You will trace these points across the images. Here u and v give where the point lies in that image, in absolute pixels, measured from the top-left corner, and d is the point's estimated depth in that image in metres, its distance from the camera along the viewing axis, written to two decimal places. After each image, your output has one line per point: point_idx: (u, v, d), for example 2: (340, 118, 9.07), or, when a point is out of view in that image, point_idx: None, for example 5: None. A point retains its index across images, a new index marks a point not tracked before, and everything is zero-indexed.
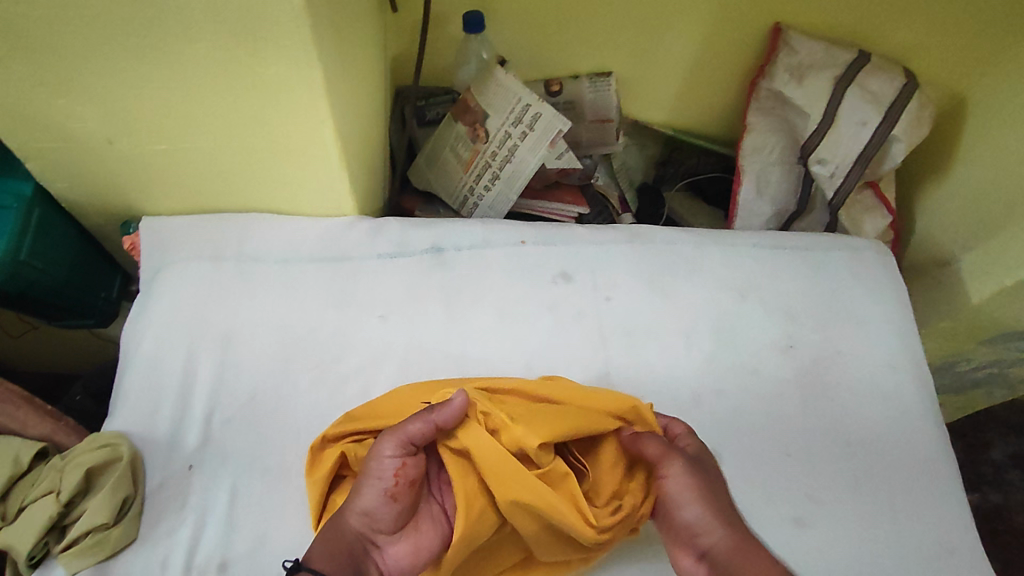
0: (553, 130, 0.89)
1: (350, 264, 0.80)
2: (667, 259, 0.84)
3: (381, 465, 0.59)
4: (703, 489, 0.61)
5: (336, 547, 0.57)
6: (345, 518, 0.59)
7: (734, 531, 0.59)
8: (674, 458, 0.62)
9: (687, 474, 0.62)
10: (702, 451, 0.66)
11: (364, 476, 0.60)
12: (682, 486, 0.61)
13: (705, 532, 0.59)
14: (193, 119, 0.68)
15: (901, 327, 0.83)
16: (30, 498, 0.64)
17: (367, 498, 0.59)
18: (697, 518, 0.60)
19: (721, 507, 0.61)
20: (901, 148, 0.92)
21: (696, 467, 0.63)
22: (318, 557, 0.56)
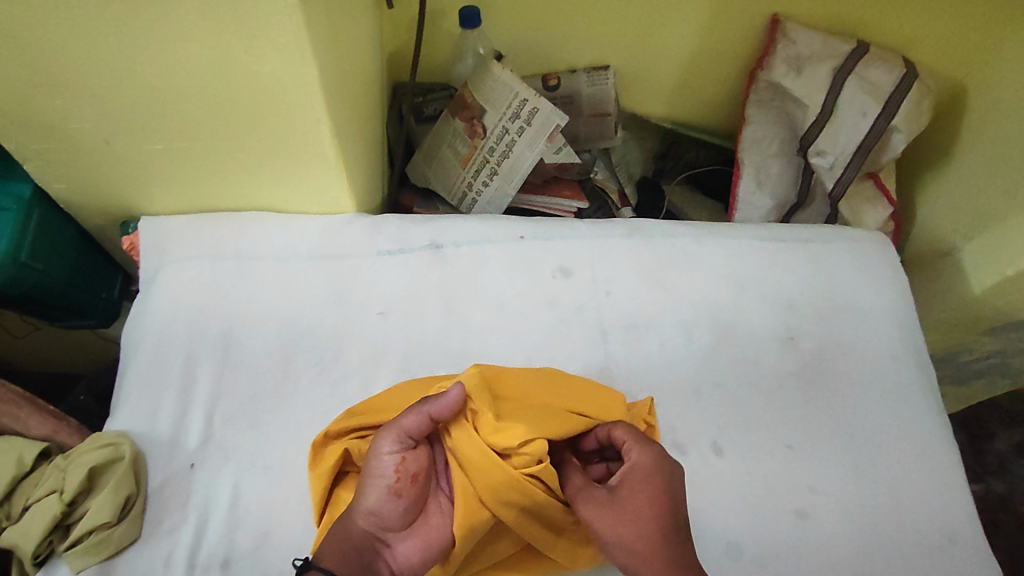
0: (550, 125, 0.88)
1: (349, 261, 0.80)
2: (666, 252, 0.84)
3: (381, 462, 0.59)
4: (614, 520, 0.58)
5: (343, 550, 0.57)
6: (351, 519, 0.59)
7: (655, 559, 0.56)
8: (584, 499, 0.60)
9: (596, 512, 0.59)
10: (639, 469, 0.59)
11: (366, 475, 0.59)
12: (595, 525, 0.59)
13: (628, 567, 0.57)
14: (190, 118, 0.68)
15: (901, 318, 0.82)
16: (33, 498, 0.65)
17: (371, 497, 0.58)
18: (616, 557, 0.58)
19: (637, 535, 0.57)
20: (900, 138, 0.91)
21: (611, 498, 0.60)
22: (326, 557, 0.57)
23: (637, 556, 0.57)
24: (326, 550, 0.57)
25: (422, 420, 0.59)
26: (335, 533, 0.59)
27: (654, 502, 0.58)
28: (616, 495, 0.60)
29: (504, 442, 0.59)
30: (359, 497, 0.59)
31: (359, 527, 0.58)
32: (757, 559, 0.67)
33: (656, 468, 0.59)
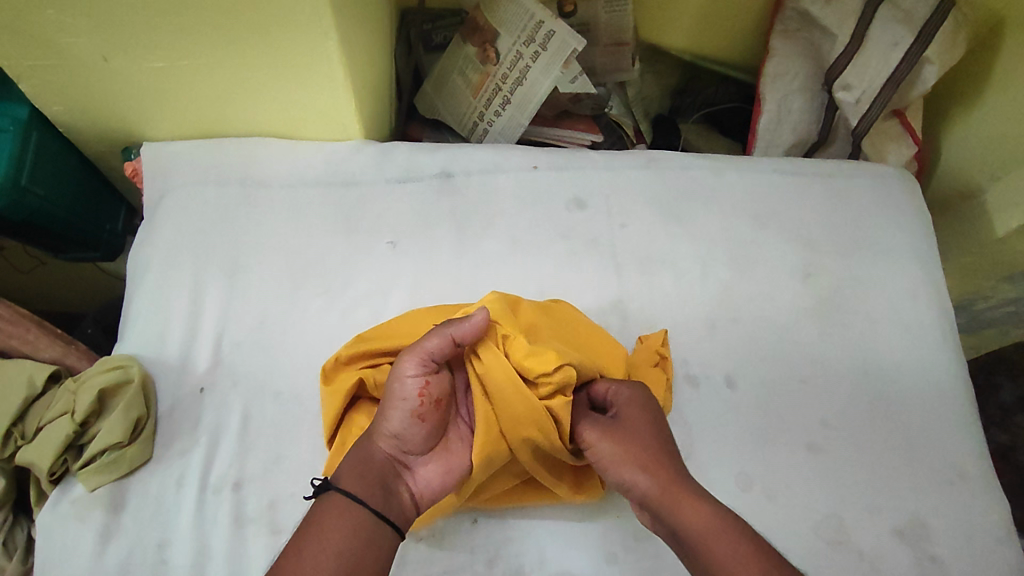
0: (566, 50, 0.85)
1: (357, 190, 0.78)
2: (682, 186, 0.81)
3: (405, 385, 0.57)
4: (618, 440, 0.58)
5: (363, 472, 0.57)
6: (372, 441, 0.58)
7: (661, 472, 0.55)
8: (587, 423, 0.60)
9: (602, 433, 0.58)
10: (633, 395, 0.62)
11: (388, 398, 0.58)
12: (600, 448, 0.58)
13: (631, 486, 0.56)
14: (191, 34, 0.64)
15: (922, 257, 0.80)
16: (46, 418, 0.65)
17: (395, 420, 0.58)
18: (619, 479, 0.57)
19: (642, 452, 0.57)
20: (933, 71, 0.85)
21: (614, 420, 0.59)
22: (345, 478, 0.56)
23: (643, 472, 0.56)
24: (346, 473, 0.56)
25: (447, 344, 0.58)
26: (355, 454, 0.58)
27: (654, 427, 0.59)
28: (619, 419, 0.59)
29: (539, 369, 0.58)
30: (381, 420, 0.58)
31: (380, 449, 0.58)
32: (766, 491, 0.67)
33: (642, 397, 0.62)
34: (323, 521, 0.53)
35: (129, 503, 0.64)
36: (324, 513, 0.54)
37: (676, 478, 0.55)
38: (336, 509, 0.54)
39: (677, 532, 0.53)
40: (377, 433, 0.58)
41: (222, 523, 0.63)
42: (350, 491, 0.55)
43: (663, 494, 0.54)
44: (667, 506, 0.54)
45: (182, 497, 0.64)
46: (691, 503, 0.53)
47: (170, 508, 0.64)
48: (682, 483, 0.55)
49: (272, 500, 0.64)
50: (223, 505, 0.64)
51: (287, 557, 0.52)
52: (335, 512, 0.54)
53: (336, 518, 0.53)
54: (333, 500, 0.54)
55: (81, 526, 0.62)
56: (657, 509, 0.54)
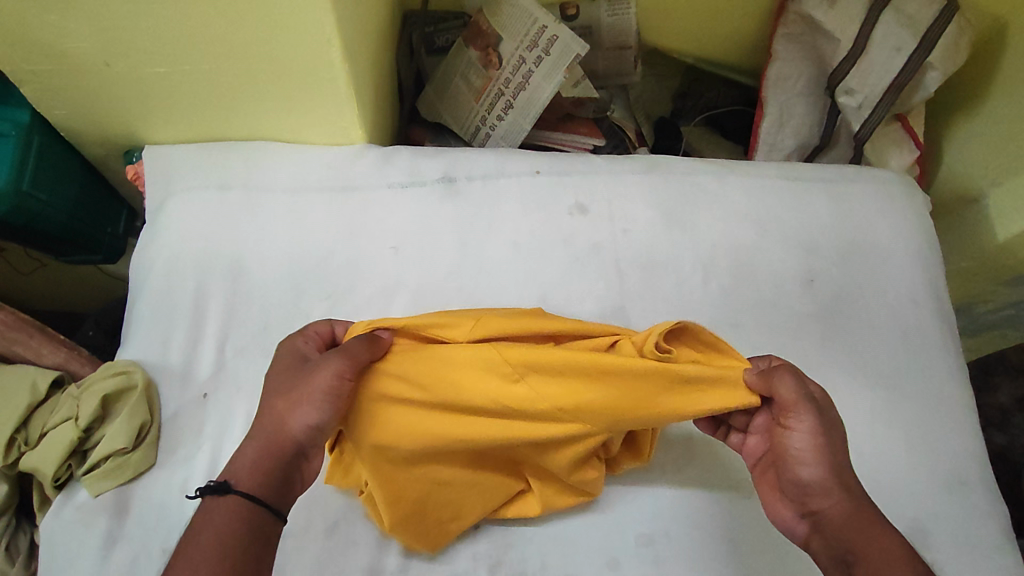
0: (569, 55, 0.84)
1: (359, 194, 0.78)
2: (684, 191, 0.81)
3: (319, 383, 0.56)
4: (829, 443, 0.53)
5: (262, 464, 0.54)
6: (275, 429, 0.55)
7: (856, 492, 0.52)
8: (812, 410, 0.53)
9: (818, 427, 0.53)
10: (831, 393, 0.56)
11: (299, 390, 0.56)
12: (806, 441, 0.53)
13: (821, 492, 0.52)
14: (194, 39, 0.64)
15: (924, 262, 0.81)
16: (49, 425, 0.65)
17: (299, 412, 0.55)
18: (814, 480, 0.52)
19: (842, 463, 0.53)
20: (934, 77, 0.86)
21: (830, 417, 0.54)
22: (244, 475, 0.53)
23: (843, 485, 0.52)
24: (242, 462, 0.54)
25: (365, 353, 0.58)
26: (257, 439, 0.55)
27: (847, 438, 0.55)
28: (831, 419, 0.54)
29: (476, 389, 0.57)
30: (286, 408, 0.56)
31: (282, 438, 0.55)
32: None
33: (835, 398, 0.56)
34: (212, 516, 0.51)
35: (132, 508, 0.64)
36: (216, 509, 0.52)
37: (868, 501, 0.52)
38: (225, 505, 0.52)
39: (848, 552, 0.50)
40: (282, 422, 0.55)
41: None
42: (251, 488, 0.53)
43: (853, 515, 0.51)
44: (853, 528, 0.51)
45: (185, 503, 0.64)
46: (880, 529, 0.50)
47: (173, 514, 0.64)
48: (873, 509, 0.52)
49: None
50: None
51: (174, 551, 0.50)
52: (226, 509, 0.52)
53: (224, 515, 0.51)
54: (224, 494, 0.52)
55: (84, 532, 0.62)
56: (839, 525, 0.51)
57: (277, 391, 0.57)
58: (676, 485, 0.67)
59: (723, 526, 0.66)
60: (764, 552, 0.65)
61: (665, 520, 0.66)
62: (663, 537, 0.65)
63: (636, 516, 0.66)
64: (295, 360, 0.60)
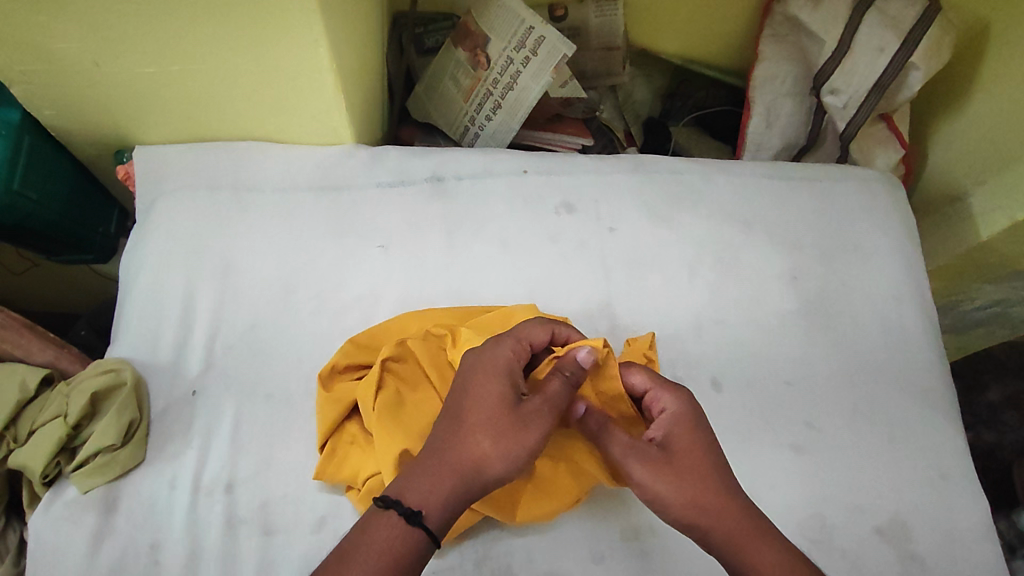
0: (557, 56, 0.85)
1: (348, 194, 0.79)
2: (670, 189, 0.82)
3: (525, 440, 0.52)
4: (673, 480, 0.54)
5: (454, 494, 0.51)
6: (467, 467, 0.52)
7: (723, 513, 0.53)
8: (633, 456, 0.55)
9: (648, 471, 0.55)
10: (679, 414, 0.57)
11: (511, 431, 0.52)
12: (652, 489, 0.54)
13: (688, 525, 0.54)
14: (183, 39, 0.65)
15: (907, 260, 0.82)
16: (39, 422, 0.65)
17: (502, 462, 0.52)
18: (674, 519, 0.54)
19: (698, 493, 0.53)
20: (918, 77, 0.85)
21: (661, 454, 0.55)
22: (434, 503, 0.50)
23: (705, 514, 0.53)
24: (419, 485, 0.51)
25: (567, 387, 0.56)
26: (444, 467, 0.52)
27: (706, 456, 0.55)
28: (667, 454, 0.55)
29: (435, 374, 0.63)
30: (484, 446, 0.52)
31: (469, 479, 0.52)
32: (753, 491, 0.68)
33: (693, 413, 0.57)
34: (376, 543, 0.49)
35: (121, 505, 0.64)
36: (378, 527, 0.49)
37: (735, 517, 0.53)
38: (398, 536, 0.49)
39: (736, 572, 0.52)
40: (476, 458, 0.52)
41: (214, 524, 0.64)
42: (430, 526, 0.50)
43: (729, 535, 0.53)
44: (731, 549, 0.53)
45: (175, 499, 0.65)
46: (754, 541, 0.52)
47: (162, 508, 0.64)
48: (747, 523, 0.53)
49: (263, 502, 0.65)
50: (216, 507, 0.64)
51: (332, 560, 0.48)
52: (394, 533, 0.49)
53: (388, 543, 0.49)
54: (402, 522, 0.49)
55: (74, 528, 0.63)
56: (716, 548, 0.53)
57: (483, 424, 0.52)
58: None
59: None
60: None
61: (652, 517, 0.66)
62: (648, 530, 0.66)
63: (621, 511, 0.66)
64: (504, 383, 0.54)
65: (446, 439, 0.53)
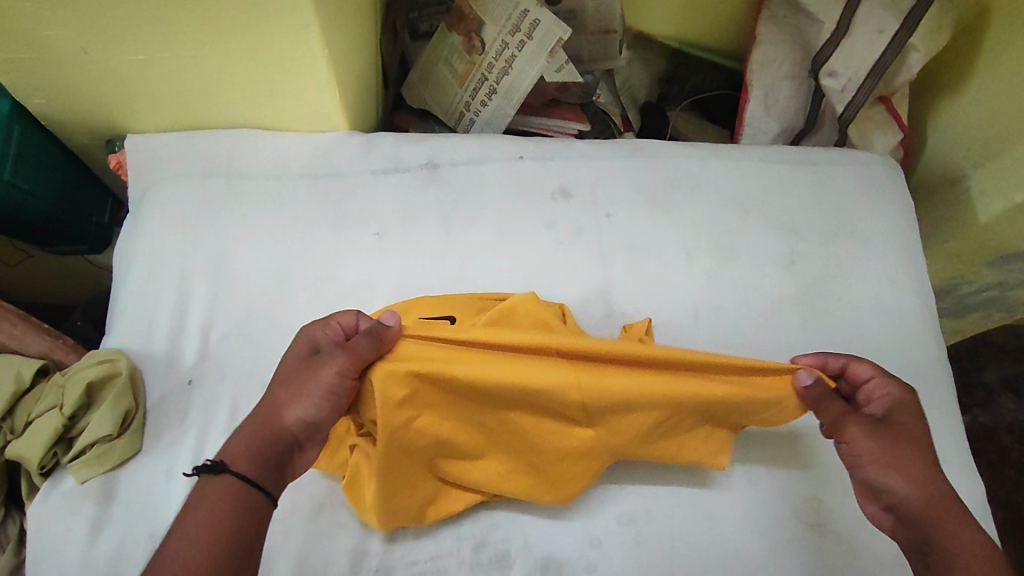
0: (552, 39, 0.85)
1: (343, 181, 0.78)
2: (666, 174, 0.82)
3: (323, 380, 0.56)
4: (891, 451, 0.57)
5: (256, 444, 0.54)
6: (271, 419, 0.56)
7: (929, 484, 0.55)
8: (853, 422, 0.58)
9: (868, 436, 0.57)
10: (903, 400, 0.59)
11: (303, 383, 0.57)
12: (869, 452, 0.57)
13: (888, 489, 0.56)
14: (171, 26, 0.64)
15: (904, 243, 0.81)
16: (35, 413, 0.65)
17: (298, 407, 0.56)
18: (877, 480, 0.57)
19: (918, 466, 0.56)
20: (917, 58, 0.84)
21: (884, 428, 0.58)
22: (238, 456, 0.53)
23: (911, 483, 0.55)
24: (230, 444, 0.54)
25: (375, 343, 0.57)
26: (250, 428, 0.55)
27: (922, 439, 0.58)
28: (889, 430, 0.58)
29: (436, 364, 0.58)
30: (280, 399, 0.57)
31: (270, 432, 0.55)
32: (748, 476, 0.68)
33: (912, 402, 0.60)
34: (209, 497, 0.51)
35: (120, 494, 0.64)
36: (208, 489, 0.51)
37: (942, 496, 0.55)
38: (226, 491, 0.51)
39: (930, 548, 0.54)
40: (277, 411, 0.56)
41: None
42: (240, 470, 0.52)
43: (928, 508, 0.55)
44: (930, 519, 0.54)
45: (172, 488, 0.65)
46: (959, 521, 0.54)
47: (160, 497, 0.64)
48: (947, 502, 0.55)
49: None
50: None
51: (158, 548, 0.49)
52: (222, 492, 0.51)
53: (218, 495, 0.51)
54: (219, 478, 0.52)
55: (72, 518, 0.63)
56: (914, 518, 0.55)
57: (279, 384, 0.58)
58: (660, 464, 0.68)
59: (705, 505, 0.66)
60: (748, 533, 0.65)
61: (648, 500, 0.66)
62: (644, 514, 0.65)
63: (616, 496, 0.66)
64: (305, 347, 0.60)
65: (254, 410, 0.57)
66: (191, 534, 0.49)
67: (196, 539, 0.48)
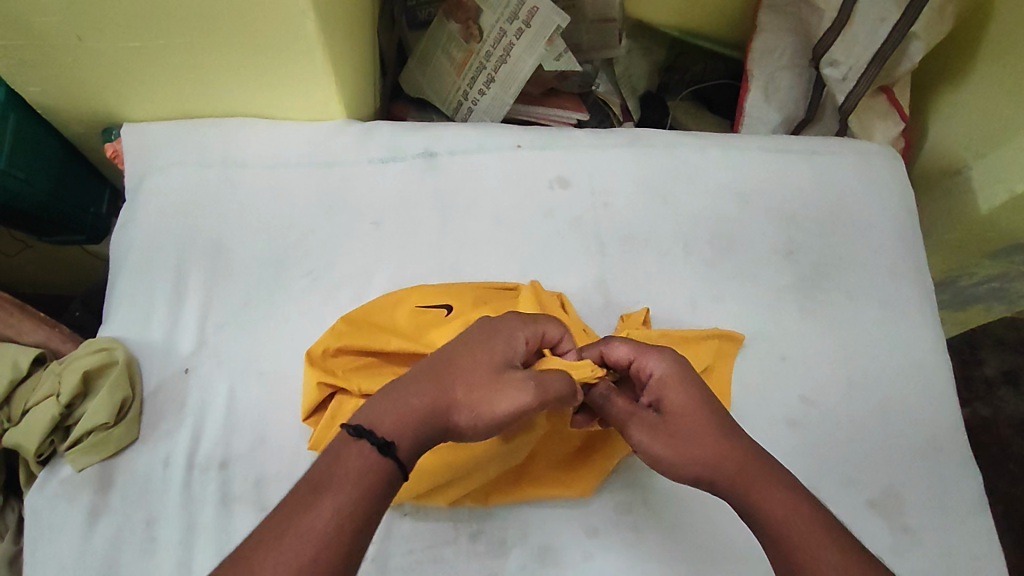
0: (550, 27, 0.84)
1: (340, 169, 0.78)
2: (665, 163, 0.81)
3: (504, 406, 0.51)
4: (675, 439, 0.54)
5: (421, 430, 0.49)
6: (439, 410, 0.50)
7: (727, 459, 0.53)
8: (630, 421, 0.56)
9: (649, 434, 0.55)
10: (668, 376, 0.57)
11: (487, 389, 0.51)
12: (663, 448, 0.55)
13: (696, 478, 0.54)
14: (164, 13, 0.63)
15: (904, 234, 0.81)
16: (32, 401, 0.65)
17: (471, 416, 0.51)
18: (684, 473, 0.54)
19: (712, 439, 0.54)
20: (918, 47, 0.84)
21: (658, 419, 0.56)
22: (402, 437, 0.48)
23: (709, 466, 0.53)
24: (388, 414, 0.49)
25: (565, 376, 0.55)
26: (419, 408, 0.50)
27: (701, 410, 0.55)
28: (662, 418, 0.56)
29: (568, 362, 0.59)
30: (457, 393, 0.51)
31: (433, 421, 0.50)
32: None
33: (681, 369, 0.57)
34: (347, 469, 0.46)
35: (117, 483, 0.64)
36: (344, 460, 0.47)
37: (746, 461, 0.53)
38: (374, 466, 0.47)
39: (755, 520, 0.51)
40: (448, 403, 0.51)
41: (209, 502, 0.64)
42: (401, 457, 0.48)
43: (735, 479, 0.52)
44: (741, 490, 0.52)
45: (169, 476, 0.65)
46: (769, 486, 0.52)
47: (157, 485, 0.64)
48: (750, 466, 0.53)
49: (258, 481, 0.65)
50: (210, 484, 0.64)
51: (297, 496, 0.45)
52: (368, 463, 0.47)
53: (353, 471, 0.46)
54: (374, 452, 0.47)
55: (69, 507, 0.63)
56: (721, 484, 0.53)
57: (463, 376, 0.51)
58: None
59: (702, 495, 0.66)
60: (744, 523, 0.65)
61: (645, 490, 0.66)
62: (641, 504, 0.65)
63: (613, 486, 0.66)
64: (501, 344, 0.54)
65: (424, 383, 0.51)
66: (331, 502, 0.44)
67: (338, 516, 0.44)
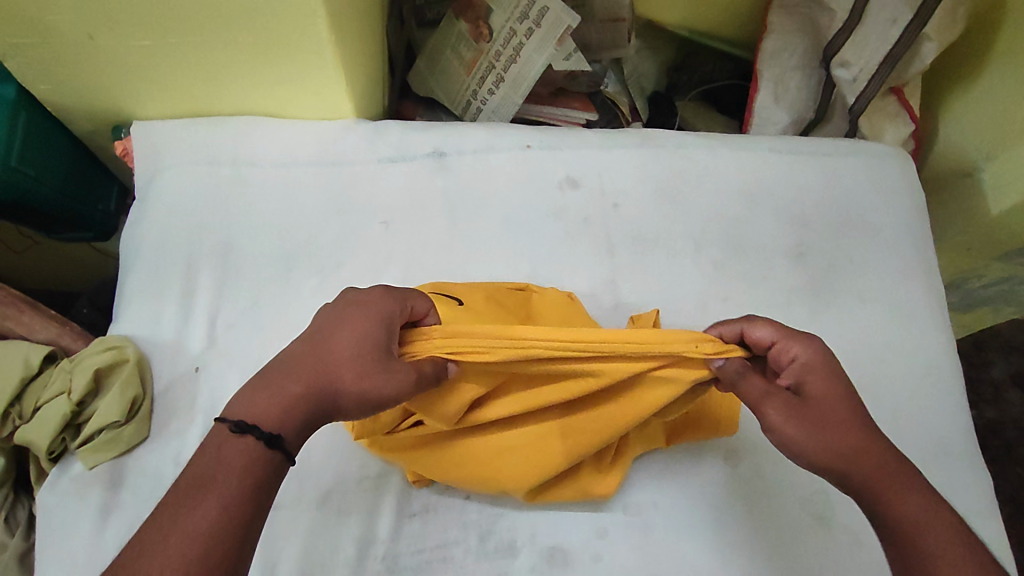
0: (561, 26, 0.84)
1: (350, 168, 0.78)
2: (675, 164, 0.81)
3: (384, 389, 0.51)
4: (815, 425, 0.53)
5: (301, 415, 0.50)
6: (318, 396, 0.51)
7: (866, 455, 0.52)
8: (769, 403, 0.54)
9: (789, 416, 0.53)
10: (812, 363, 0.55)
11: (358, 372, 0.51)
12: (799, 434, 0.53)
13: (828, 468, 0.52)
14: (175, 12, 0.63)
15: (914, 236, 0.81)
16: (43, 399, 0.66)
17: (352, 400, 0.51)
18: (813, 461, 0.53)
19: (856, 433, 0.53)
20: (931, 48, 0.83)
21: (800, 402, 0.54)
22: (286, 426, 0.49)
23: (845, 458, 0.52)
24: (260, 402, 0.50)
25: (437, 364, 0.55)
26: (292, 395, 0.50)
27: (845, 403, 0.54)
28: (806, 402, 0.54)
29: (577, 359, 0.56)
30: (333, 378, 0.51)
31: (313, 407, 0.51)
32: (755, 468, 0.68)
33: (827, 360, 0.56)
34: (225, 463, 0.47)
35: (127, 480, 0.65)
36: (226, 458, 0.47)
37: (890, 460, 0.52)
38: (253, 458, 0.48)
39: (883, 519, 0.50)
40: (325, 388, 0.51)
41: None
42: (289, 448, 0.49)
43: (873, 478, 0.51)
44: (877, 489, 0.51)
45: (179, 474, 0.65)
46: (906, 488, 0.51)
47: (167, 483, 0.65)
48: (888, 466, 0.52)
49: None
50: None
51: (179, 488, 0.46)
52: (243, 457, 0.47)
53: (236, 467, 0.47)
54: (259, 445, 0.48)
55: (81, 504, 0.63)
56: (857, 478, 0.52)
57: (330, 359, 0.52)
58: (666, 454, 0.68)
59: (711, 497, 0.66)
60: (754, 525, 0.65)
61: (654, 491, 0.66)
62: (650, 505, 0.65)
63: (623, 487, 0.66)
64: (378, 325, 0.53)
65: (295, 369, 0.51)
66: (210, 495, 0.45)
67: (221, 510, 0.45)
